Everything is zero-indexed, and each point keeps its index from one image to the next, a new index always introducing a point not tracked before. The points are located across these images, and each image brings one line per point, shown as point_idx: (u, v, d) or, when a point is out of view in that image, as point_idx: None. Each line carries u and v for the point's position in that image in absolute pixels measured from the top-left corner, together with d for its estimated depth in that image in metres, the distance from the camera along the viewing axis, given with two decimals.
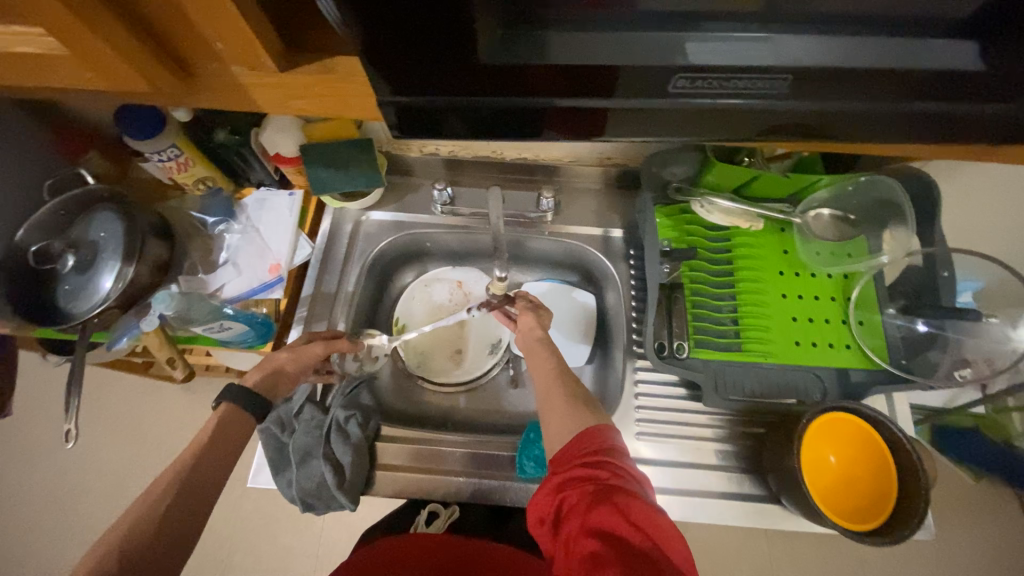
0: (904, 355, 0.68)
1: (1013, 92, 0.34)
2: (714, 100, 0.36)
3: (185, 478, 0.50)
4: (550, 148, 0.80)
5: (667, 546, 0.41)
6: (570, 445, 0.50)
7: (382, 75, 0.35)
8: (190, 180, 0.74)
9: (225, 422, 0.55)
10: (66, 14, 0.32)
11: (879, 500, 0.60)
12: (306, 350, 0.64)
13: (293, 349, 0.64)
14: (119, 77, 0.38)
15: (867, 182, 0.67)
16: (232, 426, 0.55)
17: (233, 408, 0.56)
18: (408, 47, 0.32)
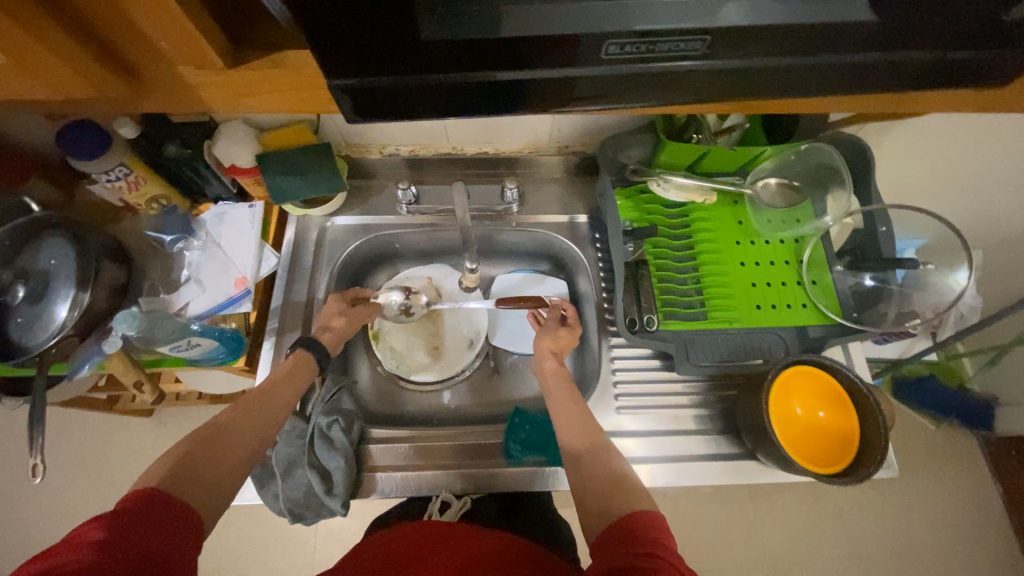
0: (855, 309, 0.73)
1: (944, 35, 0.32)
2: (647, 63, 0.33)
3: (263, 400, 0.57)
4: (509, 140, 0.81)
5: None
6: (622, 531, 0.45)
7: (321, 56, 0.31)
8: (142, 199, 0.72)
9: (299, 362, 0.64)
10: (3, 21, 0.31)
11: (843, 443, 0.65)
12: (354, 312, 0.73)
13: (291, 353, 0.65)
14: (57, 82, 0.37)
15: (805, 151, 0.72)
16: (304, 369, 0.64)
17: (307, 351, 0.65)
18: (338, 31, 0.29)
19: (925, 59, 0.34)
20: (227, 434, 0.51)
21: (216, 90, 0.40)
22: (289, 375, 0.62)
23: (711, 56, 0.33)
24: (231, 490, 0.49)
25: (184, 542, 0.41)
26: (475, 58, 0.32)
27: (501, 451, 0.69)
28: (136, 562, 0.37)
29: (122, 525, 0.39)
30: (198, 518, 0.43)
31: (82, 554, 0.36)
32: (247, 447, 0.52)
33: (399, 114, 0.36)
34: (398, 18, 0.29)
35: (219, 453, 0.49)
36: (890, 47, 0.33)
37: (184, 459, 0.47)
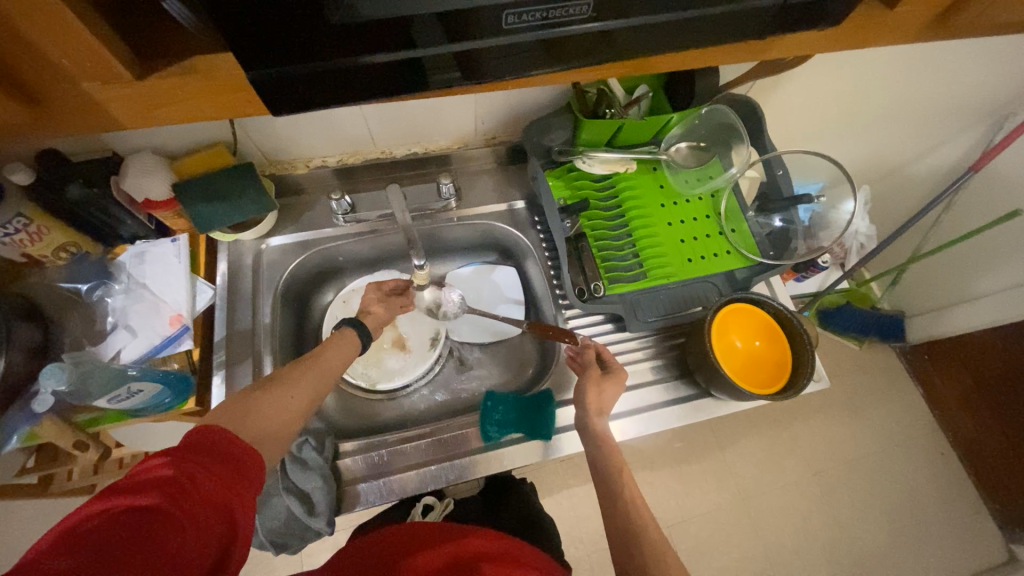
0: (771, 248, 0.81)
1: None
2: (540, 32, 0.35)
3: (315, 363, 0.58)
4: (436, 138, 0.83)
5: None
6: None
7: (233, 47, 0.31)
8: (48, 250, 0.66)
9: (341, 341, 0.63)
10: None
11: (779, 365, 0.72)
12: (391, 300, 0.76)
13: (336, 334, 0.64)
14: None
15: (706, 113, 0.79)
16: (349, 346, 0.64)
17: (354, 330, 0.66)
18: (243, 17, 0.28)
19: (777, 6, 0.38)
20: (281, 392, 0.52)
21: (127, 107, 0.36)
22: (336, 350, 0.62)
23: (600, 18, 0.35)
24: (281, 447, 0.50)
25: (244, 489, 0.41)
26: (379, 39, 0.33)
27: (478, 436, 0.70)
28: (200, 506, 0.36)
29: (187, 468, 0.38)
30: (258, 467, 0.43)
31: (149, 495, 0.35)
32: (299, 407, 0.53)
33: (317, 99, 0.36)
34: (305, 11, 0.29)
35: (273, 407, 0.50)
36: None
37: (237, 410, 0.48)
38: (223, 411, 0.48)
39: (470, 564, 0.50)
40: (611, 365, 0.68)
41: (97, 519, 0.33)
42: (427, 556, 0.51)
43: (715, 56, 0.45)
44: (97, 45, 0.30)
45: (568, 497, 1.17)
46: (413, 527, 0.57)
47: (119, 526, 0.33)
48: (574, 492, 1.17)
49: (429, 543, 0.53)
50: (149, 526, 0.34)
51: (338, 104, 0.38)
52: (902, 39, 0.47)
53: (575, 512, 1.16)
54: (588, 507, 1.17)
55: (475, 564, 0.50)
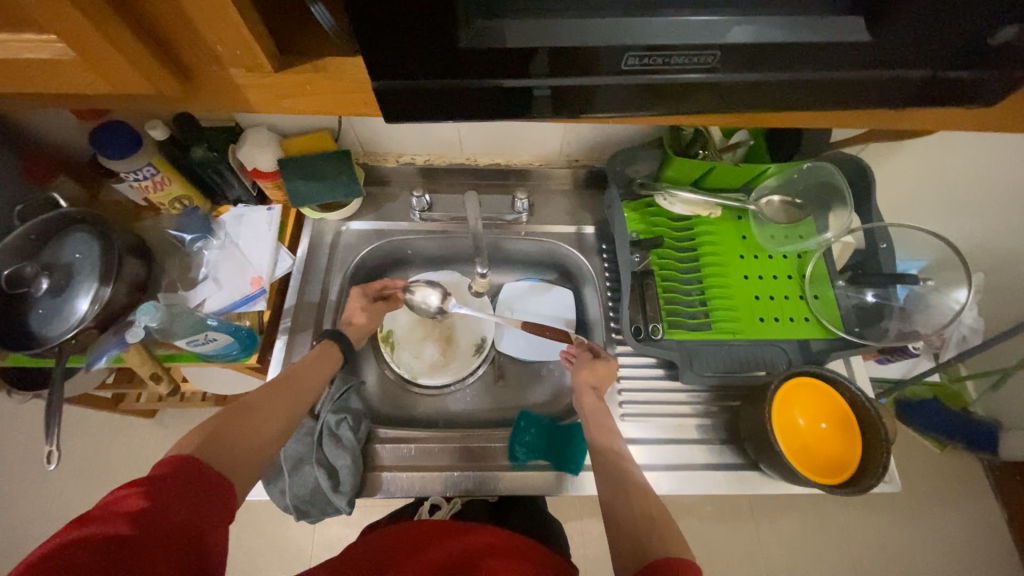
0: (857, 324, 0.74)
1: (932, 58, 0.33)
2: (651, 76, 0.34)
3: (294, 380, 0.61)
4: (519, 152, 0.84)
5: None
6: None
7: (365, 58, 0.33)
8: (166, 199, 0.75)
9: (325, 351, 0.67)
10: (88, 29, 0.30)
11: (846, 457, 0.65)
12: (374, 307, 0.75)
13: (320, 347, 0.67)
14: (49, 88, 0.36)
15: (808, 169, 0.74)
16: (328, 360, 0.67)
17: (334, 343, 0.68)
18: (379, 29, 0.30)
19: (917, 79, 0.34)
20: (255, 412, 0.55)
21: (261, 93, 0.39)
22: (314, 362, 0.65)
23: (718, 70, 0.34)
24: None
25: (214, 515, 0.43)
26: (494, 65, 0.34)
27: (506, 454, 0.70)
28: (167, 532, 0.39)
29: (157, 498, 0.41)
30: (229, 490, 0.46)
31: (120, 523, 0.38)
32: (281, 419, 0.57)
33: (417, 112, 0.37)
34: (437, 34, 0.31)
35: (262, 421, 0.54)
36: (897, 65, 0.33)
37: (228, 421, 0.52)
38: (223, 414, 0.53)
39: (470, 564, 0.49)
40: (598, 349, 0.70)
41: (71, 548, 0.36)
42: (433, 552, 0.52)
43: (834, 119, 0.42)
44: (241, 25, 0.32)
45: (581, 532, 1.13)
46: (425, 523, 0.57)
47: (94, 555, 0.36)
48: (587, 528, 1.13)
49: (432, 541, 0.53)
50: (123, 553, 0.37)
51: (439, 121, 0.38)
52: None
53: (585, 550, 1.11)
54: (599, 549, 1.12)
55: (477, 562, 0.49)
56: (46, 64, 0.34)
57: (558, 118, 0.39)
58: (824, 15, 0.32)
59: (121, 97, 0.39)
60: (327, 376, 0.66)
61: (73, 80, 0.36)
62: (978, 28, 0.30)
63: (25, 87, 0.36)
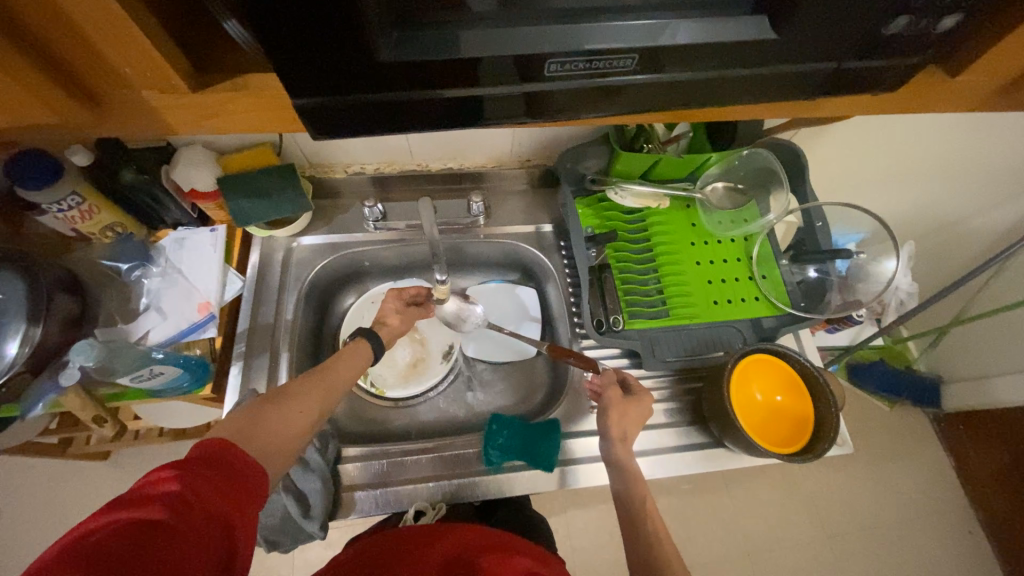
0: (802, 299, 0.78)
1: (841, 51, 0.35)
2: (585, 80, 0.35)
3: (324, 375, 0.59)
4: (472, 155, 0.84)
5: None
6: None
7: (283, 75, 0.32)
8: (97, 228, 0.70)
9: (353, 349, 0.65)
10: None
11: (801, 423, 0.69)
12: (408, 311, 0.77)
13: (352, 345, 0.66)
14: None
15: (746, 155, 0.77)
16: (359, 356, 0.65)
17: (367, 339, 0.68)
18: (297, 45, 0.29)
19: (829, 70, 0.37)
20: (287, 405, 0.53)
21: (181, 116, 0.37)
22: (347, 358, 0.64)
23: (646, 71, 0.35)
24: (286, 458, 0.50)
25: (247, 501, 0.41)
26: (427, 79, 0.33)
27: (480, 458, 0.70)
28: (202, 520, 0.37)
29: (190, 482, 0.39)
30: (261, 475, 0.44)
31: (154, 508, 0.36)
32: (310, 417, 0.54)
33: (354, 126, 0.37)
34: (347, 51, 0.30)
35: (290, 416, 0.52)
36: (806, 60, 0.36)
37: (257, 416, 0.50)
38: (240, 415, 0.50)
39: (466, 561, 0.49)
40: (633, 388, 0.67)
41: (103, 532, 0.34)
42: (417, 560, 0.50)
43: (761, 110, 0.45)
44: (147, 43, 0.30)
45: (566, 525, 1.14)
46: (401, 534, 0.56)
47: (125, 540, 0.34)
48: (571, 521, 1.15)
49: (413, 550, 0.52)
50: (156, 540, 0.35)
51: (378, 133, 0.38)
52: (958, 106, 0.45)
53: (571, 543, 1.13)
54: (585, 539, 1.13)
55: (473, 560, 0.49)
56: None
57: (498, 127, 0.39)
58: (731, 16, 0.34)
59: (23, 127, 0.36)
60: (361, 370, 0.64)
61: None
62: (875, 23, 0.32)
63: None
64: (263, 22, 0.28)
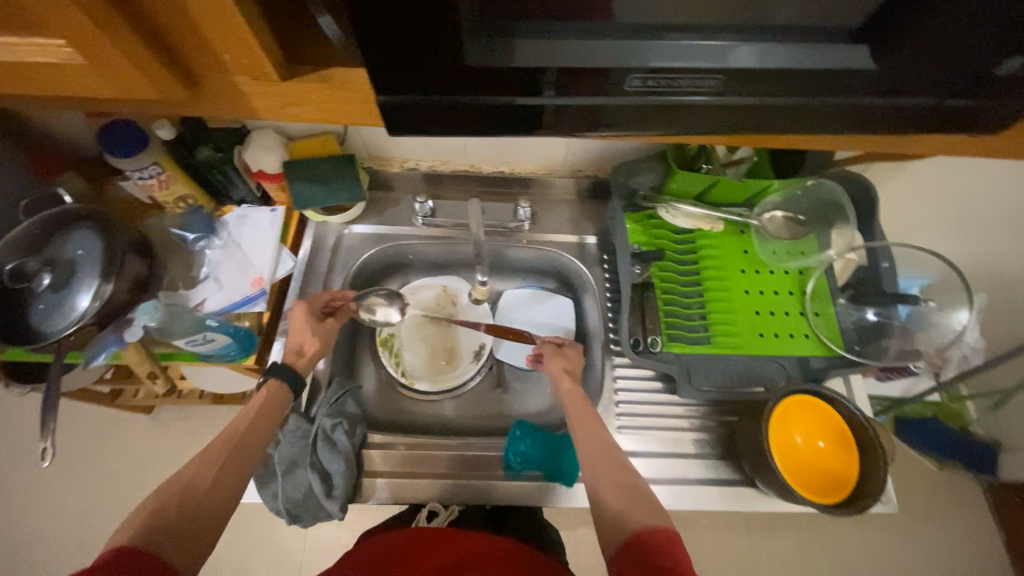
0: (857, 342, 0.73)
1: (932, 88, 0.33)
2: (662, 99, 0.35)
3: (239, 438, 0.55)
4: (524, 161, 0.85)
5: None
6: (631, 539, 0.47)
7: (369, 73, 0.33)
8: (171, 198, 0.76)
9: (271, 396, 0.61)
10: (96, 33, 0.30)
11: (843, 474, 0.65)
12: (324, 325, 0.69)
13: (267, 388, 0.61)
14: (54, 89, 0.37)
15: (811, 186, 0.74)
16: (278, 400, 0.62)
17: (278, 379, 0.62)
18: (387, 47, 0.31)
19: (923, 105, 0.35)
20: (199, 485, 0.50)
21: (268, 102, 0.39)
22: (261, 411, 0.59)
23: (725, 94, 0.35)
24: (212, 537, 0.48)
25: None
26: (503, 85, 0.34)
27: (501, 463, 0.69)
28: None
29: None
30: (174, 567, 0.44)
31: None
32: (229, 487, 0.51)
33: (423, 127, 0.38)
34: (430, 53, 0.31)
35: (208, 494, 0.50)
36: (901, 96, 0.34)
37: (167, 505, 0.47)
38: (149, 507, 0.47)
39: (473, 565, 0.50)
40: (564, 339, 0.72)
41: None
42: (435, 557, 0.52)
43: (837, 142, 0.43)
44: (247, 31, 0.32)
45: (574, 543, 1.12)
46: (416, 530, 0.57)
47: None
48: (581, 539, 1.12)
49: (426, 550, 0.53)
50: None
51: (445, 135, 0.38)
52: None
53: (578, 562, 1.10)
54: (592, 561, 1.11)
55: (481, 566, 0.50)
56: (55, 67, 0.34)
57: (555, 138, 0.39)
58: (827, 43, 0.32)
59: (125, 102, 0.39)
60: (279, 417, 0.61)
61: (80, 83, 0.36)
62: (982, 58, 0.31)
63: (32, 88, 0.37)
64: (356, 21, 0.29)
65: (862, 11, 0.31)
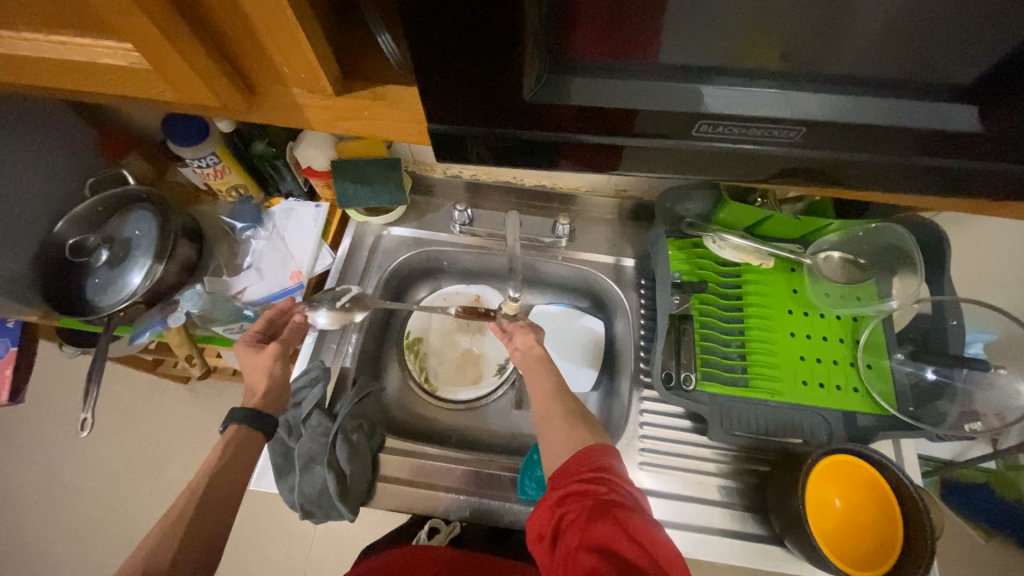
0: (912, 404, 0.67)
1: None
2: (730, 144, 0.33)
3: (204, 504, 0.54)
4: (567, 177, 0.83)
5: (642, 536, 0.42)
6: (570, 461, 0.51)
7: (426, 100, 0.33)
8: (224, 187, 0.78)
9: (236, 443, 0.58)
10: (164, 43, 0.31)
11: (884, 546, 0.60)
12: (271, 350, 0.64)
13: (227, 438, 0.58)
14: (122, 90, 0.38)
15: (875, 229, 0.70)
16: (243, 448, 0.58)
17: (244, 427, 0.59)
18: (451, 79, 0.30)
19: (1001, 170, 0.33)
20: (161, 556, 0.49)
21: (320, 114, 0.39)
22: (227, 463, 0.57)
23: (800, 145, 0.33)
24: None
25: None
26: (565, 120, 0.33)
27: (514, 486, 0.68)
28: None
29: None
30: None
31: None
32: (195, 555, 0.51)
33: (469, 153, 0.37)
34: (494, 87, 0.30)
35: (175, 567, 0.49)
36: (998, 158, 0.32)
37: None
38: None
39: None
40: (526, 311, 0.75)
41: None
42: None
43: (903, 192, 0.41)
44: (307, 46, 0.32)
45: None
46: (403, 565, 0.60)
47: None
48: None
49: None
50: None
51: (495, 163, 0.38)
52: None
53: None
54: None
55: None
56: (125, 70, 0.36)
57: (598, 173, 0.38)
58: (924, 99, 0.30)
59: (184, 104, 0.40)
60: (250, 465, 0.58)
61: (145, 86, 0.37)
62: None
63: (102, 87, 0.38)
64: (419, 50, 0.29)
65: (975, 66, 0.28)
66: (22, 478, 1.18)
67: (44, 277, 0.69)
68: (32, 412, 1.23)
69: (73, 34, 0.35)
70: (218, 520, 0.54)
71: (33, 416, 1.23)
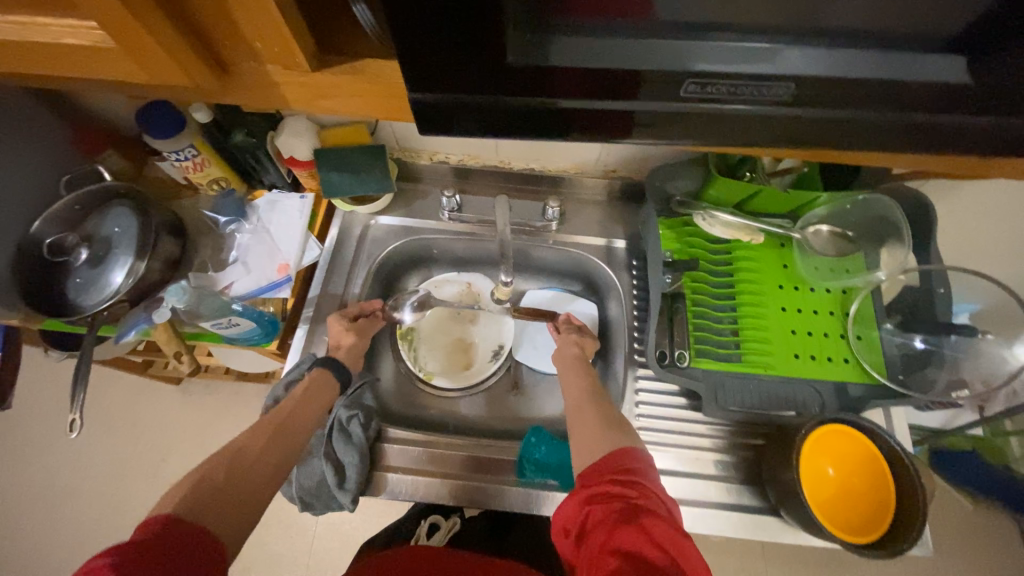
0: (902, 371, 0.68)
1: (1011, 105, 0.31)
2: (719, 106, 0.33)
3: (280, 421, 0.59)
4: (554, 159, 0.82)
5: (670, 544, 0.42)
6: (601, 463, 0.52)
7: (405, 67, 0.32)
8: (205, 180, 0.76)
9: (317, 381, 0.65)
10: (129, 19, 0.30)
11: (878, 512, 0.61)
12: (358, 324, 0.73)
13: (308, 377, 0.65)
14: (87, 72, 0.37)
15: (863, 201, 0.69)
16: (321, 389, 0.65)
17: (324, 369, 0.66)
18: (432, 45, 0.29)
19: (980, 125, 0.33)
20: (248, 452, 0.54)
21: (298, 92, 0.38)
22: (308, 397, 0.63)
23: (788, 105, 0.33)
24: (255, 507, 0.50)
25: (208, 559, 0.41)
26: (551, 87, 0.32)
27: (514, 469, 0.68)
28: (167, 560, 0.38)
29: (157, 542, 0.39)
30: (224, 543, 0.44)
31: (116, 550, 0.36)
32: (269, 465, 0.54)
33: (455, 126, 0.36)
34: (479, 51, 0.30)
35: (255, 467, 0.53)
36: (986, 111, 0.32)
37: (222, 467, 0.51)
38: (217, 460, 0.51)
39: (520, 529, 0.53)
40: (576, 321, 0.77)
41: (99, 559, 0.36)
42: None
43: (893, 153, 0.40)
44: (280, 18, 0.31)
45: None
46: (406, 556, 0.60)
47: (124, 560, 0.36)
48: None
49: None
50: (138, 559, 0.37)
51: (482, 138, 0.37)
52: None
53: None
54: None
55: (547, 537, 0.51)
56: (88, 50, 0.34)
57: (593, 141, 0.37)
58: (910, 52, 0.30)
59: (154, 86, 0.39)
60: (325, 405, 0.64)
61: (111, 67, 0.36)
62: None
63: (67, 70, 0.37)
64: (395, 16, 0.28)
65: (961, 17, 0.28)
66: (15, 485, 1.16)
67: (20, 277, 0.67)
68: (21, 419, 1.21)
69: (31, 14, 0.33)
70: (295, 442, 0.59)
71: (21, 424, 1.21)
